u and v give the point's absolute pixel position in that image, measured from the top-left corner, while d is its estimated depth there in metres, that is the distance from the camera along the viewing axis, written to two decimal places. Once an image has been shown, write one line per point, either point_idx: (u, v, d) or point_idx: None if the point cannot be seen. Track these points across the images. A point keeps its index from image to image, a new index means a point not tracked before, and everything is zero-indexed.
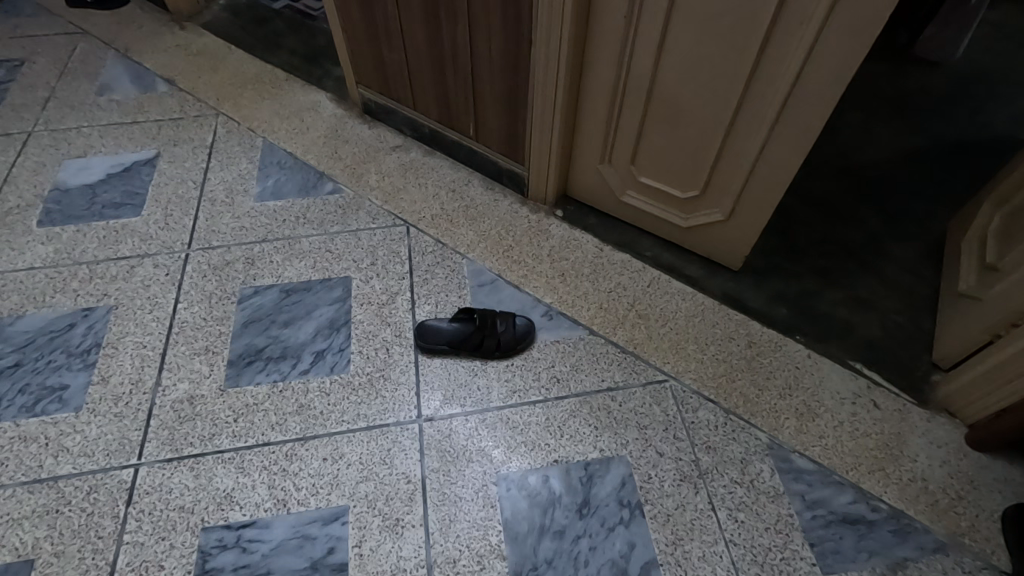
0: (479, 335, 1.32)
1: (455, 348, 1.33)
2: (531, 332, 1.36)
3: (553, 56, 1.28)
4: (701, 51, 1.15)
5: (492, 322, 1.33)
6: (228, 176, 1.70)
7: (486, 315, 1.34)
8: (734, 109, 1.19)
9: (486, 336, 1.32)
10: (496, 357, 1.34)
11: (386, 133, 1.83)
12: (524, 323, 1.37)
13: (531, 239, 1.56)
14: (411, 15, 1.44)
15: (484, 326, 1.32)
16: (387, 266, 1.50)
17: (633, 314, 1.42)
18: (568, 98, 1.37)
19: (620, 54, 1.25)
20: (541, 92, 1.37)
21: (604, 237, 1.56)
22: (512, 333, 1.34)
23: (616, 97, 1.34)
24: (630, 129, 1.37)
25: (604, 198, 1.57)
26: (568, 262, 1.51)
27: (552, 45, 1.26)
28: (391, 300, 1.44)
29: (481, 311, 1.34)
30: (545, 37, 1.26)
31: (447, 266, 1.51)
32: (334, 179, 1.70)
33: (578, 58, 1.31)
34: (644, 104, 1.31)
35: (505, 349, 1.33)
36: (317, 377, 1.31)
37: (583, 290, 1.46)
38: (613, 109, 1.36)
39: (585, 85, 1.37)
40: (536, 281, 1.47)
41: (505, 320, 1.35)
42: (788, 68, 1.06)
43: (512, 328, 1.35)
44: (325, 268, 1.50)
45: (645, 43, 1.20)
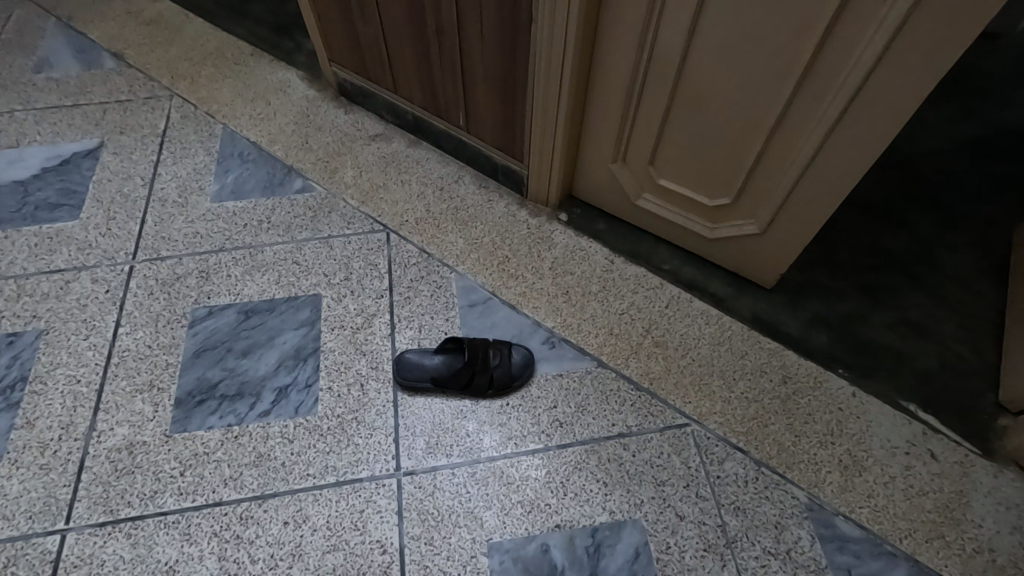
0: (469, 372, 1.12)
1: (441, 387, 1.13)
2: (530, 365, 1.17)
3: (559, 33, 1.04)
4: (746, 28, 0.90)
5: (484, 355, 1.13)
6: (181, 171, 1.48)
7: (478, 348, 1.14)
8: (784, 102, 0.95)
9: (478, 373, 1.12)
10: (489, 397, 1.14)
11: (364, 119, 1.59)
12: (521, 356, 1.17)
13: (530, 249, 1.35)
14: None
15: (476, 361, 1.12)
16: (363, 282, 1.30)
17: (648, 342, 1.22)
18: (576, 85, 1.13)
19: (643, 31, 1.01)
20: (543, 77, 1.13)
21: (615, 247, 1.35)
22: (508, 369, 1.15)
23: (634, 83, 1.10)
24: (650, 122, 1.15)
25: (615, 201, 1.35)
26: (573, 277, 1.30)
27: (557, 19, 1.02)
28: (368, 323, 1.24)
29: (471, 342, 1.14)
30: (550, 11, 1.01)
31: (433, 282, 1.30)
32: (304, 175, 1.48)
33: (588, 34, 1.06)
34: (669, 92, 1.07)
35: (498, 387, 1.14)
36: (279, 420, 1.12)
37: (590, 311, 1.26)
38: (630, 99, 1.13)
39: (596, 68, 1.13)
40: (536, 301, 1.27)
41: (499, 354, 1.15)
42: (860, 57, 0.84)
43: (507, 363, 1.15)
44: (291, 284, 1.29)
45: (674, 17, 0.96)
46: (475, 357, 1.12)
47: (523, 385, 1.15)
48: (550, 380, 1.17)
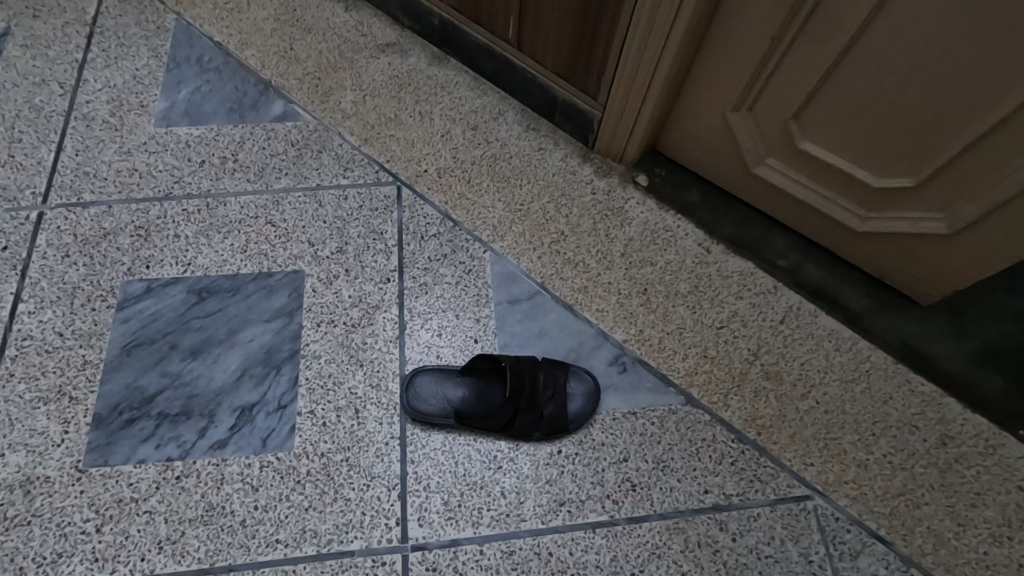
0: (510, 408, 0.78)
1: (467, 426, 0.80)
2: (594, 402, 0.83)
3: None
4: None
5: (532, 384, 0.80)
6: (115, 78, 1.06)
7: (525, 375, 0.80)
8: None
9: (521, 412, 0.79)
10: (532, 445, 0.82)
11: (370, 21, 1.15)
12: (582, 387, 0.84)
13: (595, 226, 0.98)
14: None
15: (521, 393, 0.79)
16: (363, 258, 0.94)
17: (755, 373, 0.88)
18: None
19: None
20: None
21: (712, 229, 0.98)
22: (564, 407, 0.82)
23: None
24: (818, 52, 0.74)
25: (722, 161, 0.95)
26: (654, 269, 0.94)
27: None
28: (368, 320, 0.89)
29: (516, 365, 0.80)
30: None
31: (460, 264, 0.94)
32: (286, 96, 1.07)
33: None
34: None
35: (549, 429, 0.80)
36: (239, 457, 0.80)
37: (676, 322, 0.91)
38: (797, 10, 0.72)
39: None
40: (602, 302, 0.92)
41: (553, 385, 0.82)
42: None
43: (563, 397, 0.81)
44: (263, 255, 0.93)
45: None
46: (521, 388, 0.79)
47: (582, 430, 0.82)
48: (620, 424, 0.83)
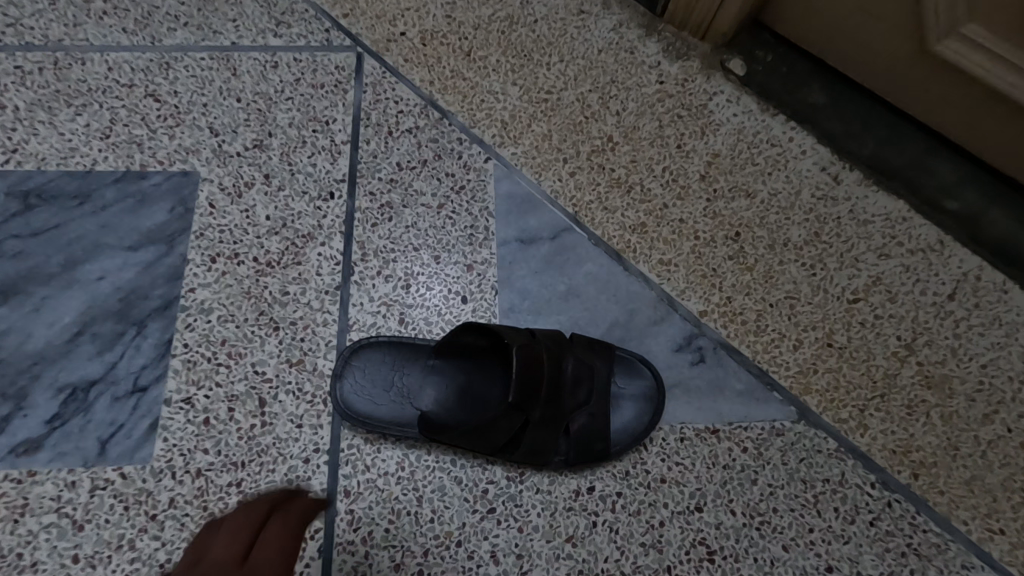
0: (514, 423, 0.46)
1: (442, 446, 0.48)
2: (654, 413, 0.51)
3: None
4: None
5: (555, 382, 0.47)
6: None
7: (544, 366, 0.46)
8: None
9: (535, 429, 0.46)
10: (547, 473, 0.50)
11: None
12: (633, 388, 0.51)
13: (660, 132, 0.63)
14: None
15: (535, 398, 0.45)
16: (293, 159, 0.59)
17: (908, 377, 0.55)
18: None
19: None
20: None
21: (844, 147, 0.63)
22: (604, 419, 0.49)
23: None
24: None
25: (872, 30, 0.59)
26: (751, 205, 0.60)
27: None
28: (294, 257, 0.56)
29: (527, 350, 0.45)
30: None
31: (446, 179, 0.60)
32: None
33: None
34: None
35: (576, 457, 0.48)
36: (57, 469, 0.48)
37: (784, 288, 0.57)
38: None
39: None
40: (667, 251, 0.58)
41: (589, 384, 0.48)
42: None
43: (603, 405, 0.49)
44: (134, 145, 0.59)
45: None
46: (535, 390, 0.45)
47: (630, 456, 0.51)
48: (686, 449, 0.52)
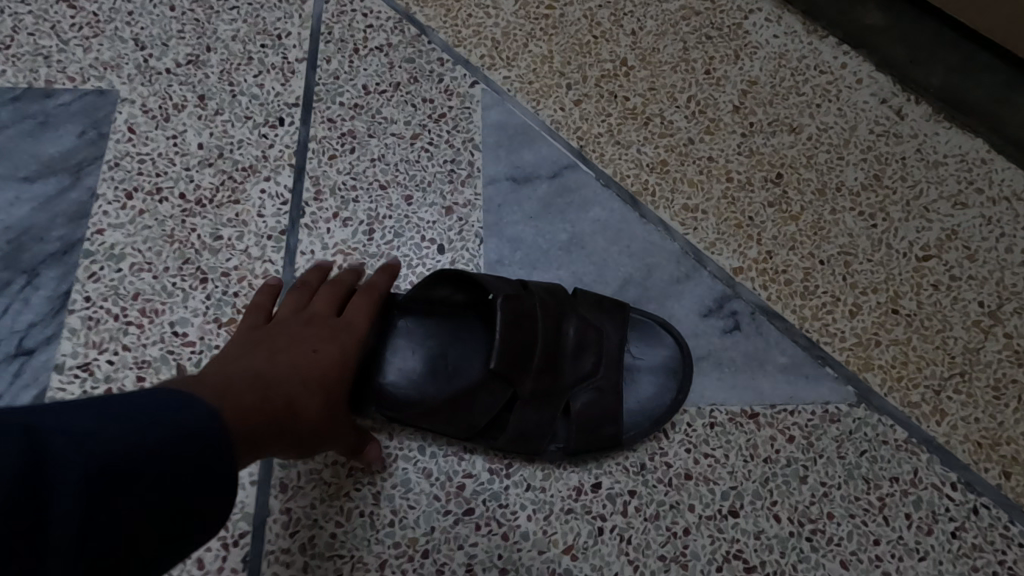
0: (495, 394, 0.35)
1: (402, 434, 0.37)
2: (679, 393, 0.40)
3: None
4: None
5: (550, 344, 0.36)
6: None
7: (536, 324, 0.35)
8: None
9: (524, 407, 0.36)
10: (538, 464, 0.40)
11: None
12: (654, 361, 0.40)
13: (685, 55, 0.52)
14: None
15: (525, 365, 0.35)
16: (236, 78, 0.48)
17: (995, 353, 0.44)
18: None
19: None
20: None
21: (908, 76, 0.51)
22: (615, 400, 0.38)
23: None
24: None
25: None
26: (796, 142, 0.49)
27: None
28: (230, 194, 0.45)
29: (514, 302, 0.35)
30: None
31: (423, 105, 0.49)
32: None
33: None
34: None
35: (575, 443, 0.38)
36: None
37: (837, 242, 0.46)
38: None
39: None
40: (693, 195, 0.47)
41: (595, 352, 0.38)
42: None
43: (612, 379, 0.38)
44: (40, 57, 0.48)
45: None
46: (525, 354, 0.35)
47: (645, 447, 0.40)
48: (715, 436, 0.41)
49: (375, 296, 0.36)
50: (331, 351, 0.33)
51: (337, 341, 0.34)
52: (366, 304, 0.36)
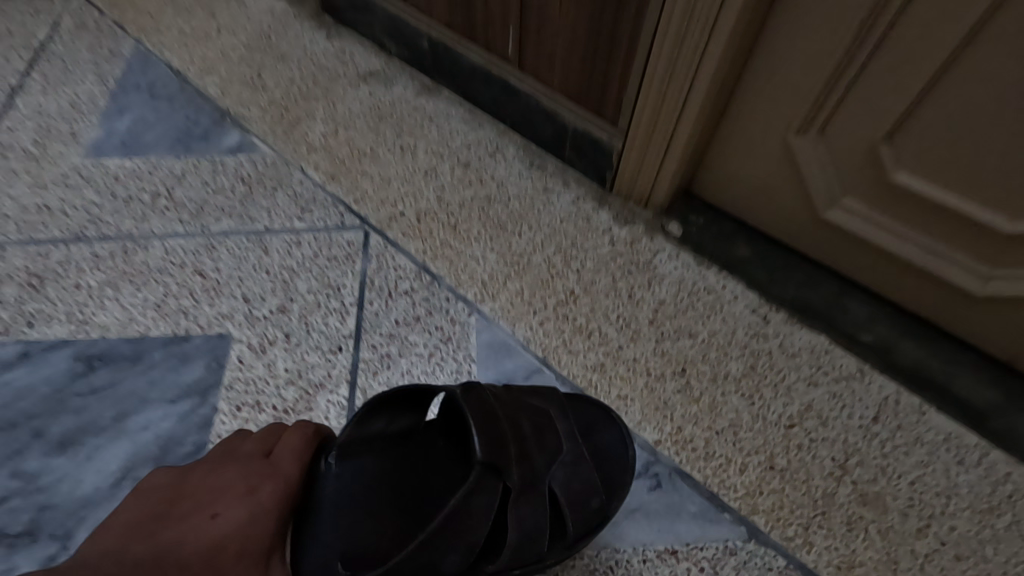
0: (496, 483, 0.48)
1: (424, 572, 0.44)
2: (620, 436, 0.59)
3: None
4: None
5: (521, 437, 0.51)
6: (49, 105, 0.91)
7: (495, 412, 0.51)
8: None
9: (513, 489, 0.49)
10: (542, 562, 0.52)
11: (353, 48, 1.00)
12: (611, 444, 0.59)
13: (614, 284, 0.75)
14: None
15: (506, 454, 0.49)
16: (310, 320, 0.72)
17: (845, 496, 0.62)
18: None
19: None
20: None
21: (769, 291, 0.75)
22: (585, 468, 0.55)
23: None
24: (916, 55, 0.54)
25: (776, 200, 0.74)
26: (693, 344, 0.71)
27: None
28: (306, 403, 0.66)
29: (468, 400, 0.50)
30: None
31: (436, 331, 0.72)
32: (245, 126, 0.90)
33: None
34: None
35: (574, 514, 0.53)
36: None
37: (727, 417, 0.66)
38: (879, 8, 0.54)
39: None
40: (624, 387, 0.68)
41: (558, 435, 0.54)
42: None
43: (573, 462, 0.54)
44: (181, 313, 0.72)
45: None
46: (501, 447, 0.49)
47: (618, 509, 0.56)
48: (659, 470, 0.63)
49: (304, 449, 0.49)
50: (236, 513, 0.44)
51: (246, 501, 0.44)
52: (300, 451, 0.49)
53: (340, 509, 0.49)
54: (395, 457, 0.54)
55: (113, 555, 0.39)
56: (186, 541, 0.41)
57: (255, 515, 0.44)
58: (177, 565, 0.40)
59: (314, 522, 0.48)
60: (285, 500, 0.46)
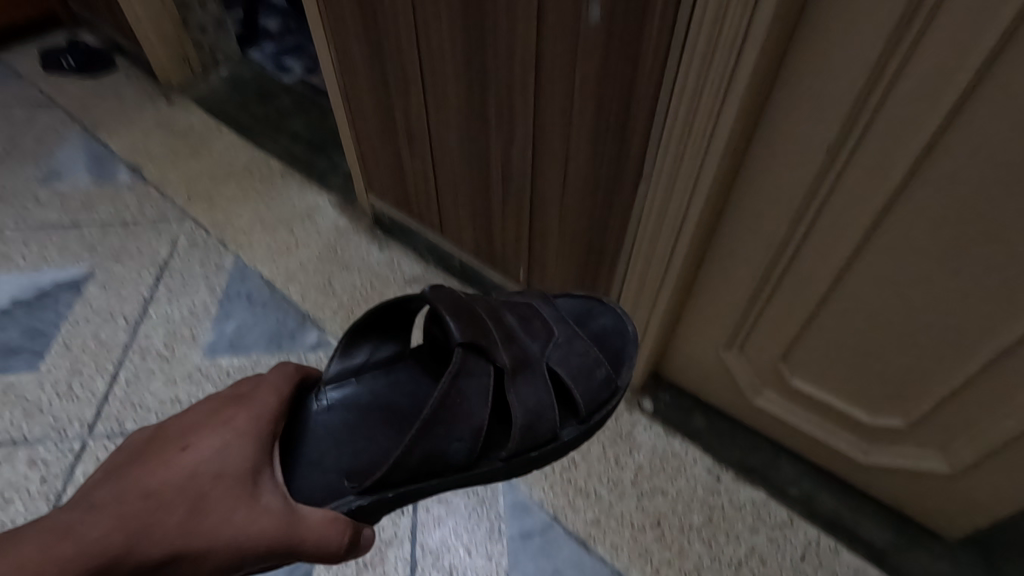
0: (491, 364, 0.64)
1: (437, 454, 0.61)
2: (615, 316, 0.75)
3: (677, 209, 0.77)
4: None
5: (500, 325, 0.68)
6: (173, 313, 1.21)
7: (463, 302, 0.68)
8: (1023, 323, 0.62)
9: (502, 365, 0.65)
10: (560, 441, 0.66)
11: (401, 257, 1.33)
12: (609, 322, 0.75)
13: (604, 452, 1.01)
14: (444, 100, 0.94)
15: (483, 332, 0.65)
16: None
17: None
18: (685, 267, 0.85)
19: (823, 164, 0.67)
20: (680, 104, 0.67)
21: (720, 454, 1.00)
22: (578, 342, 0.71)
23: (787, 238, 0.76)
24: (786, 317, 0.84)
25: (718, 387, 1.02)
26: (665, 500, 0.95)
27: (671, 157, 0.72)
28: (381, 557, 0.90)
29: (438, 296, 0.67)
30: (669, 177, 0.74)
31: (473, 494, 0.96)
32: (321, 325, 1.20)
33: (727, 177, 0.75)
34: (851, 250, 0.71)
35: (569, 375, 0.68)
36: None
37: (692, 560, 0.89)
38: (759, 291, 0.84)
39: (716, 244, 0.85)
40: (615, 536, 0.91)
41: (539, 316, 0.72)
42: None
43: (544, 331, 0.70)
44: None
45: (880, 140, 0.61)
46: (475, 323, 0.66)
47: (628, 378, 0.71)
48: (620, 378, 0.70)
49: (277, 390, 0.64)
50: (204, 442, 0.56)
51: (214, 435, 0.57)
52: (275, 385, 0.65)
53: (360, 431, 0.72)
54: (389, 379, 0.76)
55: (84, 501, 0.51)
56: (169, 471, 0.54)
57: (224, 444, 0.57)
58: (141, 494, 0.52)
59: (306, 449, 0.69)
60: (257, 418, 0.60)
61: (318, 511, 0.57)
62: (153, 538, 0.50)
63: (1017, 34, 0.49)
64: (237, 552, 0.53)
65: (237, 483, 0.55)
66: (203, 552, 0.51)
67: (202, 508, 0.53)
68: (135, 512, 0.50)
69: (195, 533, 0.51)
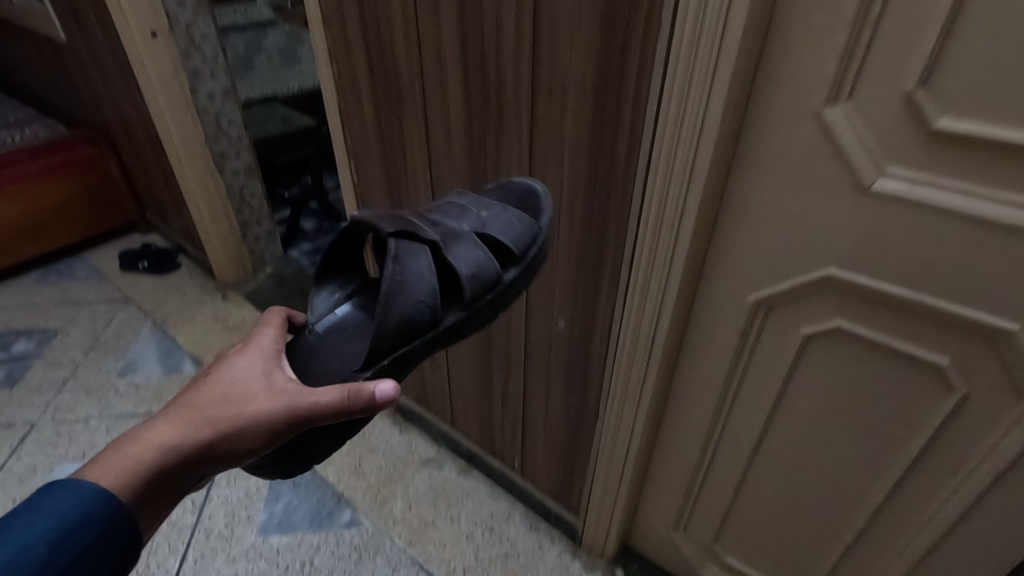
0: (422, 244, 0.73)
1: (408, 320, 0.71)
2: (528, 184, 0.83)
3: (620, 446, 1.07)
4: (819, 436, 0.86)
5: (429, 220, 0.77)
6: (232, 494, 1.48)
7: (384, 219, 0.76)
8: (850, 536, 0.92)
9: (432, 240, 0.73)
10: (506, 281, 0.75)
11: (417, 439, 1.63)
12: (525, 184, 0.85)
13: None
14: (446, 177, 1.03)
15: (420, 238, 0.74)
16: None
17: None
18: (635, 479, 1.14)
19: (711, 424, 0.98)
20: (682, 72, 0.65)
21: None
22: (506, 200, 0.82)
23: (699, 467, 1.06)
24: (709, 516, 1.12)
25: (674, 560, 1.28)
26: None
27: (621, 433, 1.05)
28: None
29: (364, 220, 0.76)
30: (613, 422, 1.04)
31: None
32: (353, 504, 1.46)
33: (715, 200, 0.76)
34: (738, 479, 1.02)
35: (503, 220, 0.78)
36: None
37: None
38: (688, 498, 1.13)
39: (655, 464, 1.14)
40: None
41: (460, 207, 0.80)
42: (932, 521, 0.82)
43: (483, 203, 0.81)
44: None
45: (739, 417, 0.94)
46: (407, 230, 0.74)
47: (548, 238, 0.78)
48: (543, 221, 0.78)
49: (275, 321, 0.79)
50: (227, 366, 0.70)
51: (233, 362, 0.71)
52: (273, 318, 0.80)
53: (354, 336, 0.84)
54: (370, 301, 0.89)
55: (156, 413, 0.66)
56: (202, 390, 0.67)
57: (241, 364, 0.70)
58: (187, 404, 0.66)
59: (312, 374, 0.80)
60: (269, 343, 0.75)
61: (330, 392, 0.67)
62: (198, 431, 0.63)
63: (796, 367, 0.83)
64: (261, 429, 0.65)
65: (255, 382, 0.68)
66: (236, 434, 0.64)
67: (230, 401, 0.66)
68: (186, 415, 0.64)
69: (227, 421, 0.64)
